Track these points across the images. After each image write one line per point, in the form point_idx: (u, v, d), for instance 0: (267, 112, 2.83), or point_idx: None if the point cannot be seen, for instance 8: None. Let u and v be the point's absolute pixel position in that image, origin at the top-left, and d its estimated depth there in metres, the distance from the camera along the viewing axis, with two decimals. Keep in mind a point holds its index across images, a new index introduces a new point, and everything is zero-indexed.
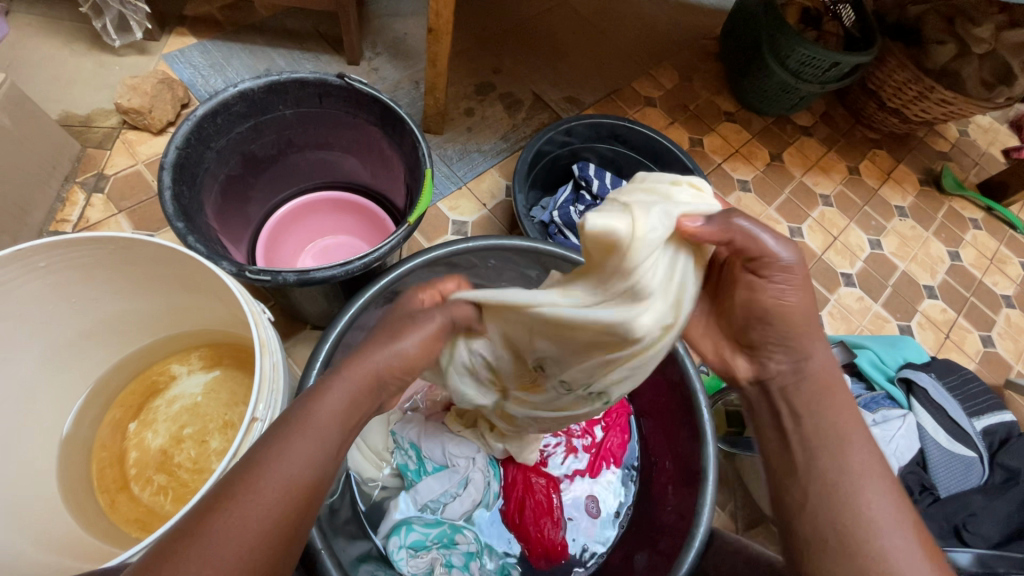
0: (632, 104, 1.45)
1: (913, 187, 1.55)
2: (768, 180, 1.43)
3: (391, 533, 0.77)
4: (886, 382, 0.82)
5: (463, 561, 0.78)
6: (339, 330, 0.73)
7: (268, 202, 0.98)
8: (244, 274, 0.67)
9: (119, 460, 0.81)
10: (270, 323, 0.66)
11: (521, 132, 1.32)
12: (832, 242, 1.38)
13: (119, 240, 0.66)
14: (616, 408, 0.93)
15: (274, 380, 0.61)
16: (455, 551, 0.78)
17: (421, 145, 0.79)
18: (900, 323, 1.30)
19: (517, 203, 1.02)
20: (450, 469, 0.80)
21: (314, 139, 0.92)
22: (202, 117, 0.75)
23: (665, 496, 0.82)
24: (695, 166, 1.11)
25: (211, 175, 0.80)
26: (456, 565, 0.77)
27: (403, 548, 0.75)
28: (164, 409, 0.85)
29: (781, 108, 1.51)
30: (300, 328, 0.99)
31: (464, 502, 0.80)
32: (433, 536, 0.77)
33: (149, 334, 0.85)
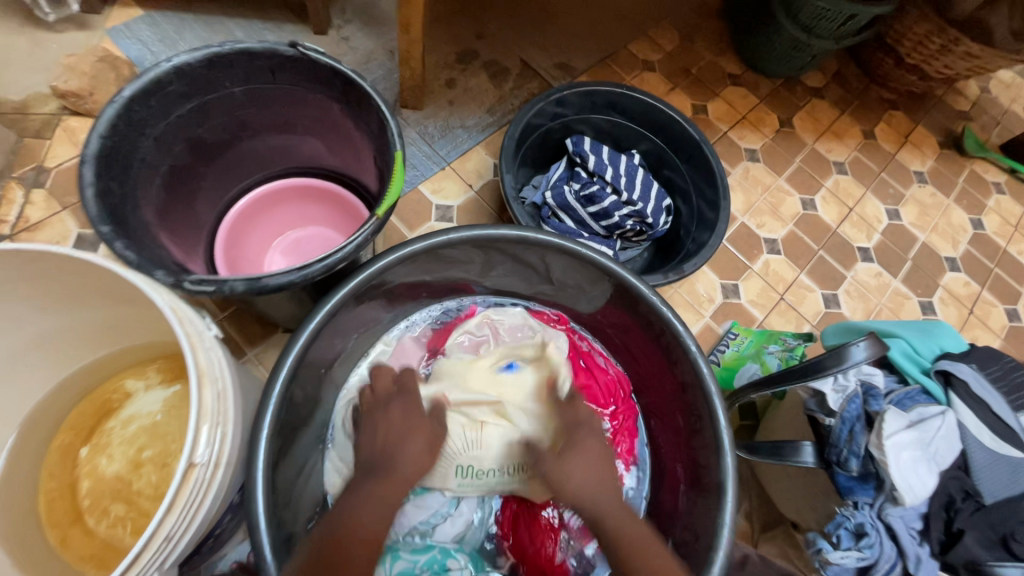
0: (629, 69, 1.32)
1: (933, 151, 1.44)
2: (778, 148, 1.32)
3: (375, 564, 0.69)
4: (920, 374, 0.73)
5: None
6: (305, 340, 0.65)
7: (227, 192, 0.87)
8: (183, 287, 0.56)
9: (70, 490, 0.73)
10: (215, 342, 0.56)
11: (508, 105, 1.20)
12: (848, 214, 1.28)
13: (53, 253, 0.58)
14: (622, 409, 0.83)
15: (219, 411, 0.52)
16: None
17: (390, 124, 0.68)
18: (921, 300, 1.21)
19: (505, 185, 0.92)
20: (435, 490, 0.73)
21: (271, 121, 0.81)
22: (131, 99, 0.63)
23: (676, 504, 0.76)
24: (702, 137, 1.01)
25: (149, 166, 0.69)
26: None
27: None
28: (118, 432, 0.76)
29: (791, 69, 1.38)
30: (271, 332, 0.90)
31: (457, 522, 0.74)
32: (422, 564, 0.69)
33: (98, 348, 0.76)
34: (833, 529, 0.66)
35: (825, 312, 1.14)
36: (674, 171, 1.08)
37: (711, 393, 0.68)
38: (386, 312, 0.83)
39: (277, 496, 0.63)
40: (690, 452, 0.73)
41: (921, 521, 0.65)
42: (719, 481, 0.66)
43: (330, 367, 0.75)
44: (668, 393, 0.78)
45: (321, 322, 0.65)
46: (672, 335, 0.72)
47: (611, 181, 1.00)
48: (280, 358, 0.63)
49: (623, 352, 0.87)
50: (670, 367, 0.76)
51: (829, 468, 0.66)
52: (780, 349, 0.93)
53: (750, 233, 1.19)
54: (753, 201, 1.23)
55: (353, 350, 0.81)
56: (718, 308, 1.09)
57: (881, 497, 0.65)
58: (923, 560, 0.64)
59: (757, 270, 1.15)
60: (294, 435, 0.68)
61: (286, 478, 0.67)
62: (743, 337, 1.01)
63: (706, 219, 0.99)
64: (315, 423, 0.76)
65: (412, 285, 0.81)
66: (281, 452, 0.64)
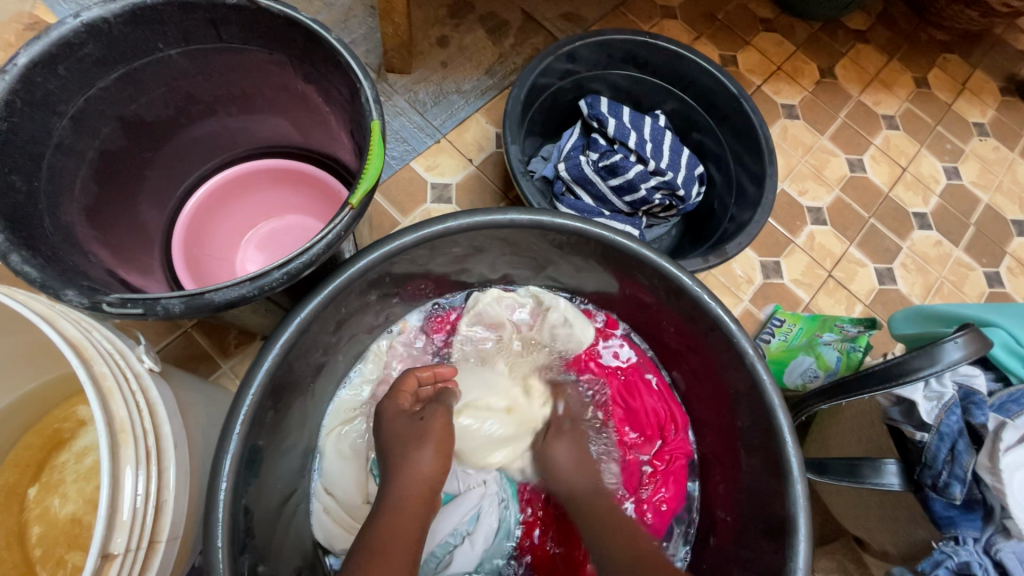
0: (646, 17, 1.15)
1: (993, 98, 1.27)
2: (820, 103, 1.16)
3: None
4: None
5: None
6: (275, 365, 0.52)
7: (183, 180, 0.73)
8: (101, 311, 0.43)
9: (18, 538, 0.63)
10: (148, 380, 0.44)
11: (510, 64, 1.04)
12: (900, 175, 1.12)
13: None
14: (670, 446, 0.71)
15: (149, 478, 0.40)
16: None
17: (364, 87, 0.54)
18: (987, 271, 1.07)
19: (510, 157, 0.77)
20: (460, 498, 0.64)
21: (224, 92, 0.67)
22: (29, 68, 0.49)
23: (735, 543, 0.61)
24: (741, 91, 0.86)
25: (70, 153, 0.56)
26: None
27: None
28: (72, 466, 0.66)
29: (832, 9, 1.19)
30: (247, 341, 0.78)
31: (477, 543, 0.63)
32: None
33: (36, 374, 0.64)
34: (926, 566, 0.53)
35: (879, 289, 1.00)
36: (706, 133, 0.93)
37: (773, 407, 0.55)
38: (370, 324, 0.69)
39: (251, 554, 0.51)
40: (747, 471, 0.60)
41: None
42: (786, 514, 0.54)
43: (310, 391, 0.63)
44: (714, 408, 0.66)
45: (292, 341, 0.53)
46: (724, 337, 0.59)
47: (635, 149, 0.86)
48: (241, 389, 0.51)
49: (674, 364, 0.72)
50: (720, 371, 0.62)
51: (921, 492, 0.54)
52: (837, 339, 0.80)
53: (791, 203, 1.04)
54: (794, 164, 1.08)
55: (340, 358, 0.68)
56: (759, 289, 0.96)
57: (989, 528, 0.53)
58: None
59: (801, 245, 1.01)
60: (270, 473, 0.57)
61: (266, 528, 0.56)
62: (791, 323, 0.87)
63: (747, 190, 0.84)
64: (300, 452, 0.64)
65: (403, 288, 0.68)
66: (253, 498, 0.53)
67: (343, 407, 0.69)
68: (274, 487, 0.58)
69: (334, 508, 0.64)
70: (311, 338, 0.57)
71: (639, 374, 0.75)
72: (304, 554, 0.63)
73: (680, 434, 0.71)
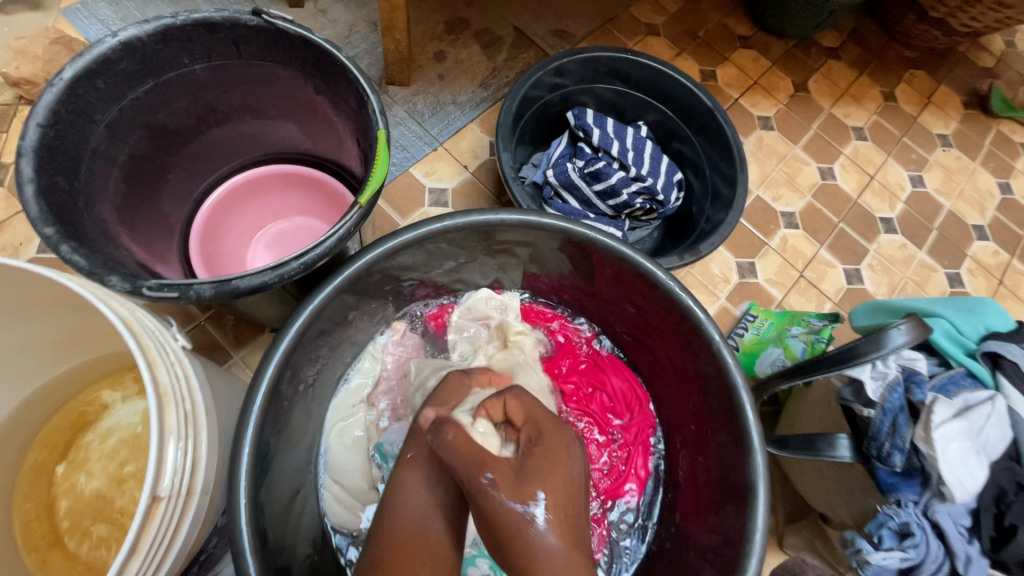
0: (631, 34, 1.23)
1: (956, 112, 1.35)
2: (793, 115, 1.24)
3: None
4: (965, 357, 0.67)
5: None
6: (289, 348, 0.58)
7: (199, 183, 0.79)
8: (141, 294, 0.49)
9: (48, 510, 0.68)
10: (183, 354, 0.50)
11: (503, 77, 1.12)
12: (868, 183, 1.20)
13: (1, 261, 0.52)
14: (636, 422, 0.78)
15: (189, 435, 0.44)
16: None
17: (371, 100, 0.60)
18: (949, 272, 1.15)
19: (502, 164, 0.84)
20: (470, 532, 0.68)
21: (241, 103, 0.73)
22: (73, 81, 0.55)
23: (702, 511, 0.67)
24: (715, 104, 0.93)
25: (104, 158, 0.62)
26: None
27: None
28: (96, 446, 0.71)
29: (805, 28, 1.28)
30: (257, 333, 0.84)
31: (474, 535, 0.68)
32: None
33: (64, 360, 0.70)
34: (872, 528, 0.61)
35: (847, 288, 1.08)
36: (684, 143, 1.00)
37: (736, 387, 0.62)
38: (369, 321, 0.74)
39: (270, 518, 0.57)
40: (714, 447, 0.67)
41: (970, 517, 0.60)
42: (747, 481, 0.60)
43: (318, 378, 0.69)
44: (687, 394, 0.72)
45: (304, 327, 0.59)
46: (693, 325, 0.65)
47: (618, 156, 0.93)
48: (259, 368, 0.56)
49: (643, 357, 0.79)
50: (690, 358, 0.69)
51: (869, 463, 0.61)
52: (804, 332, 0.86)
53: (766, 207, 1.12)
54: (769, 172, 1.15)
55: (340, 355, 0.72)
56: (734, 288, 1.03)
57: (926, 493, 0.59)
58: (973, 559, 0.58)
59: (775, 247, 1.08)
60: (284, 452, 0.62)
61: (281, 501, 0.60)
62: (763, 319, 0.95)
63: (721, 194, 0.92)
64: (308, 440, 0.68)
65: (396, 287, 0.73)
66: (270, 468, 0.58)
67: (345, 400, 0.74)
68: (289, 463, 0.63)
69: (343, 494, 0.68)
70: (320, 327, 0.63)
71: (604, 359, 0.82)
72: (315, 537, 0.66)
73: (647, 411, 0.78)
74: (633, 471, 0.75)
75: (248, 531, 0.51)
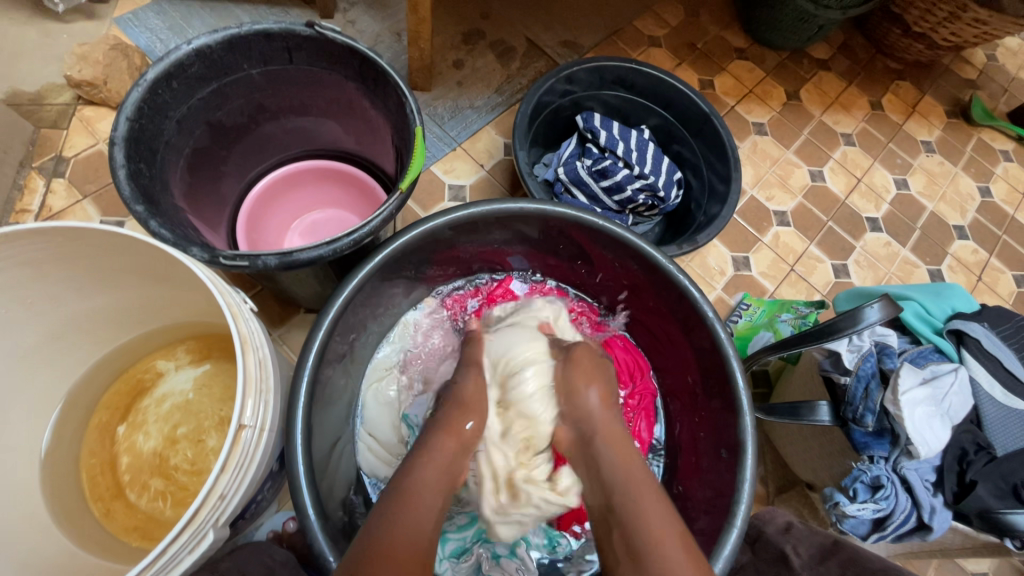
0: (635, 45, 1.32)
1: (940, 120, 1.44)
2: (786, 121, 1.32)
3: None
4: (933, 334, 0.75)
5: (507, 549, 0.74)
6: (335, 315, 0.66)
7: (245, 176, 0.88)
8: (218, 263, 0.58)
9: (110, 466, 0.76)
10: (253, 314, 0.58)
11: (516, 84, 1.21)
12: (856, 185, 1.29)
13: (94, 234, 0.61)
14: (639, 390, 0.85)
15: (263, 379, 0.53)
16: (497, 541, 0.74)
17: (408, 101, 0.69)
18: (931, 269, 1.23)
19: (518, 161, 0.92)
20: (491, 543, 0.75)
21: (288, 103, 0.82)
22: (154, 81, 0.64)
23: (699, 470, 0.75)
24: (711, 110, 1.02)
25: (173, 149, 0.71)
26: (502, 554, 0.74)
27: (446, 560, 0.73)
28: (153, 409, 0.79)
29: (797, 41, 1.37)
30: (293, 313, 0.92)
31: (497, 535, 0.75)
32: (470, 538, 0.74)
33: (126, 330, 0.78)
34: (849, 483, 0.68)
35: (835, 282, 1.16)
36: (684, 145, 1.09)
37: (727, 356, 0.70)
38: (403, 297, 0.83)
39: (318, 464, 0.64)
40: (709, 411, 0.74)
41: (934, 473, 0.68)
42: (737, 440, 0.67)
43: (356, 347, 0.77)
44: (686, 367, 0.80)
45: (349, 297, 0.67)
46: (689, 303, 0.73)
47: (623, 156, 1.01)
48: (312, 331, 0.65)
49: (645, 334, 0.87)
50: (688, 333, 0.77)
51: (845, 425, 0.68)
52: (792, 317, 0.95)
53: (760, 206, 1.20)
54: (762, 174, 1.24)
55: (375, 327, 0.81)
56: (729, 280, 1.11)
57: (896, 451, 0.67)
58: (937, 510, 0.66)
59: (767, 243, 1.16)
60: (328, 410, 0.70)
61: (325, 451, 0.68)
62: (755, 307, 1.02)
63: (717, 191, 1.00)
64: (346, 401, 0.76)
65: (425, 267, 0.81)
66: (318, 420, 0.66)
67: (379, 366, 0.82)
68: (332, 418, 0.72)
69: (376, 447, 0.77)
70: (360, 298, 0.71)
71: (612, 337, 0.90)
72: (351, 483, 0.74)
73: (648, 381, 0.86)
74: (637, 433, 0.83)
75: (304, 471, 0.59)
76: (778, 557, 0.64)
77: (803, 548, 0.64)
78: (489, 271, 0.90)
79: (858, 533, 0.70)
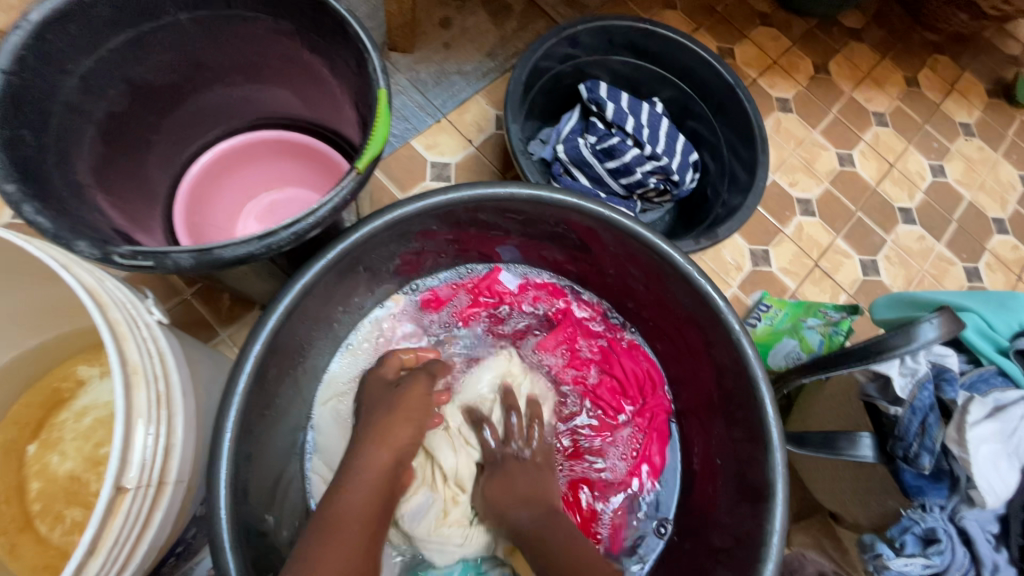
0: (647, 6, 1.17)
1: (980, 100, 1.30)
2: (813, 97, 1.18)
3: None
4: (996, 354, 0.63)
5: None
6: (274, 326, 0.53)
7: (185, 148, 0.74)
8: (113, 262, 0.44)
9: (17, 492, 0.64)
10: (158, 328, 0.45)
11: (511, 47, 1.05)
12: (888, 171, 1.15)
13: None
14: (650, 407, 0.74)
15: (160, 419, 0.40)
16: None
17: (370, 57, 0.55)
18: (967, 266, 1.11)
19: (511, 136, 0.79)
20: None
21: (230, 60, 0.67)
22: (42, 24, 0.50)
23: (714, 506, 0.64)
24: (736, 81, 0.88)
25: (78, 114, 0.57)
26: None
27: None
28: (71, 424, 0.67)
29: (828, 7, 1.22)
30: (247, 309, 0.79)
31: None
32: (457, 574, 0.65)
33: (38, 329, 0.66)
34: (895, 533, 0.57)
35: (863, 280, 1.04)
36: (701, 122, 0.95)
37: (756, 379, 0.58)
38: (366, 296, 0.70)
39: (254, 505, 0.53)
40: (730, 438, 0.63)
41: (997, 523, 0.57)
42: (765, 481, 0.56)
43: (308, 356, 0.65)
44: (701, 381, 0.68)
45: (293, 303, 0.54)
46: (710, 312, 0.61)
47: (632, 133, 0.88)
48: (244, 346, 0.52)
49: (657, 341, 0.75)
50: (707, 346, 0.64)
51: (893, 464, 0.57)
52: (822, 323, 0.84)
53: (782, 193, 1.07)
54: (785, 157, 1.10)
55: (332, 335, 0.69)
56: (746, 276, 0.99)
57: (954, 498, 0.56)
58: (1000, 568, 0.55)
59: (790, 235, 1.04)
60: (268, 441, 0.58)
61: (265, 490, 0.56)
62: (777, 309, 0.90)
63: (739, 177, 0.87)
64: (295, 428, 0.64)
65: (389, 263, 0.68)
66: (254, 453, 0.54)
67: (336, 381, 0.70)
68: (275, 451, 0.59)
69: None
70: (309, 302, 0.58)
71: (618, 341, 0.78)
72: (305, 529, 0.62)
73: (661, 396, 0.75)
74: (648, 457, 0.72)
75: (229, 522, 0.47)
76: None
77: None
78: (462, 267, 0.77)
79: None
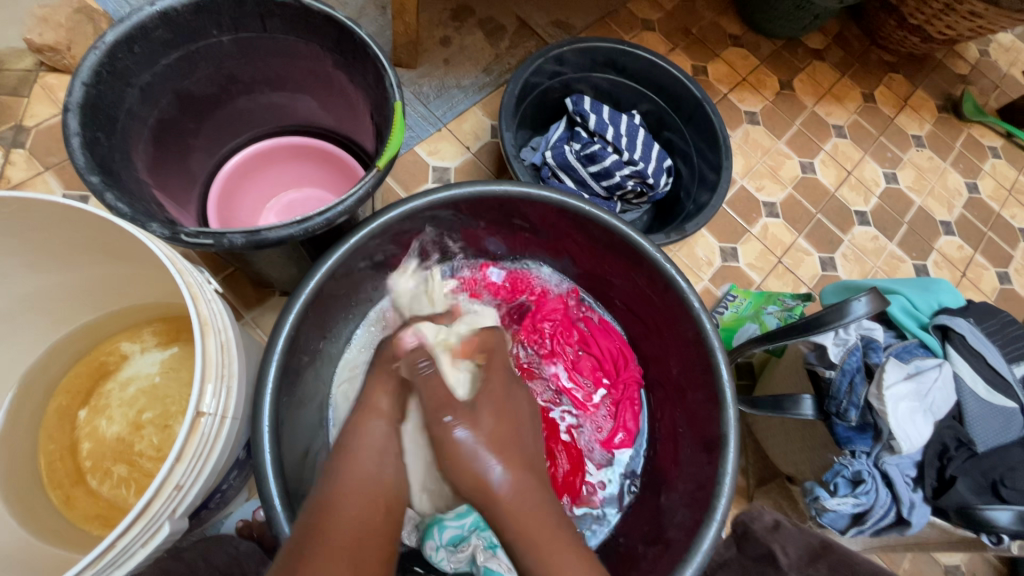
0: (629, 28, 1.29)
1: (931, 114, 1.43)
2: (778, 111, 1.31)
3: (424, 536, 0.69)
4: (919, 329, 0.74)
5: (509, 542, 0.66)
6: (307, 299, 0.63)
7: (217, 151, 0.84)
8: (180, 240, 0.54)
9: (70, 452, 0.73)
10: (217, 295, 0.56)
11: (505, 64, 1.17)
12: (846, 177, 1.28)
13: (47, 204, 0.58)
14: (623, 380, 0.85)
15: (224, 363, 0.52)
16: (498, 534, 0.66)
17: (387, 74, 0.65)
18: (916, 264, 1.23)
19: (505, 143, 0.89)
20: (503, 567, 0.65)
21: (262, 74, 0.77)
22: (113, 44, 0.60)
23: (678, 462, 0.75)
24: (704, 96, 0.99)
25: (137, 120, 0.67)
26: (503, 549, 0.65)
27: (442, 549, 0.67)
28: (117, 393, 0.75)
29: (792, 29, 1.34)
30: (268, 296, 0.89)
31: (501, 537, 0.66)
32: (468, 527, 0.66)
33: (91, 308, 0.76)
34: (830, 477, 0.67)
35: (822, 275, 1.15)
36: (675, 132, 1.07)
37: (713, 349, 0.68)
38: (374, 287, 0.80)
39: (288, 452, 0.62)
40: (693, 403, 0.73)
41: (915, 469, 0.67)
42: (720, 433, 0.66)
43: (328, 335, 0.74)
44: (669, 356, 0.79)
45: (321, 281, 0.64)
46: (675, 292, 0.71)
47: (612, 141, 0.99)
48: (281, 316, 0.61)
49: (634, 323, 0.85)
50: (674, 323, 0.75)
51: (829, 419, 0.67)
52: (779, 310, 0.92)
53: (749, 197, 1.19)
54: (752, 164, 1.22)
55: (347, 318, 0.78)
56: (716, 271, 1.10)
57: (878, 446, 0.67)
58: (916, 505, 0.65)
59: (756, 234, 1.15)
60: (299, 399, 0.67)
61: (296, 441, 0.65)
62: (742, 298, 1.02)
63: (707, 179, 0.98)
64: (316, 399, 0.73)
65: (394, 257, 0.78)
66: (288, 407, 0.64)
67: (350, 363, 0.79)
68: (303, 414, 0.69)
69: None
70: (333, 283, 0.67)
71: (596, 324, 0.88)
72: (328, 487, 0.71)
73: (633, 370, 0.85)
74: (623, 424, 0.82)
75: (270, 460, 0.56)
76: (765, 553, 0.63)
77: (793, 550, 0.62)
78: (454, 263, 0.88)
79: (838, 527, 0.69)
